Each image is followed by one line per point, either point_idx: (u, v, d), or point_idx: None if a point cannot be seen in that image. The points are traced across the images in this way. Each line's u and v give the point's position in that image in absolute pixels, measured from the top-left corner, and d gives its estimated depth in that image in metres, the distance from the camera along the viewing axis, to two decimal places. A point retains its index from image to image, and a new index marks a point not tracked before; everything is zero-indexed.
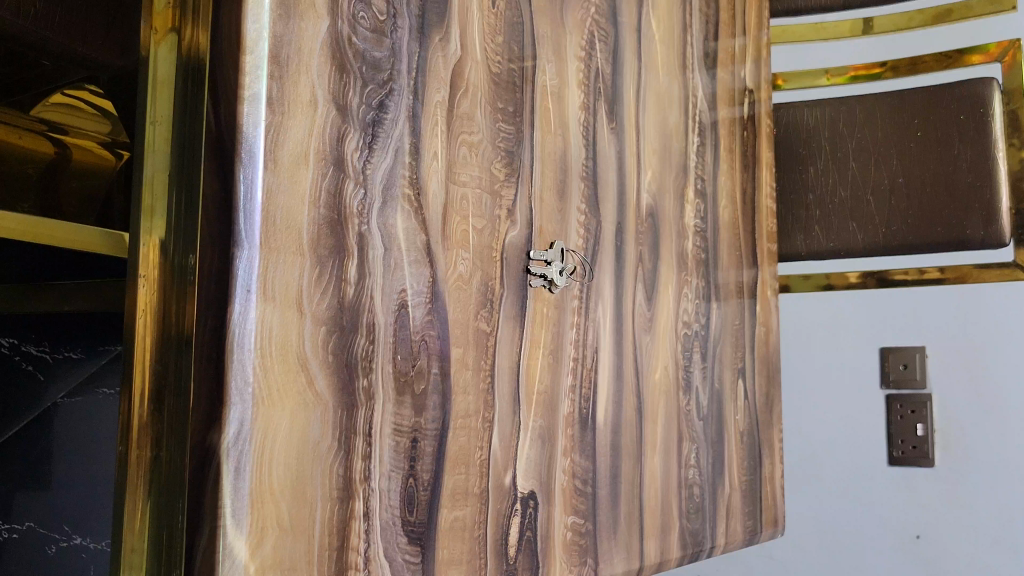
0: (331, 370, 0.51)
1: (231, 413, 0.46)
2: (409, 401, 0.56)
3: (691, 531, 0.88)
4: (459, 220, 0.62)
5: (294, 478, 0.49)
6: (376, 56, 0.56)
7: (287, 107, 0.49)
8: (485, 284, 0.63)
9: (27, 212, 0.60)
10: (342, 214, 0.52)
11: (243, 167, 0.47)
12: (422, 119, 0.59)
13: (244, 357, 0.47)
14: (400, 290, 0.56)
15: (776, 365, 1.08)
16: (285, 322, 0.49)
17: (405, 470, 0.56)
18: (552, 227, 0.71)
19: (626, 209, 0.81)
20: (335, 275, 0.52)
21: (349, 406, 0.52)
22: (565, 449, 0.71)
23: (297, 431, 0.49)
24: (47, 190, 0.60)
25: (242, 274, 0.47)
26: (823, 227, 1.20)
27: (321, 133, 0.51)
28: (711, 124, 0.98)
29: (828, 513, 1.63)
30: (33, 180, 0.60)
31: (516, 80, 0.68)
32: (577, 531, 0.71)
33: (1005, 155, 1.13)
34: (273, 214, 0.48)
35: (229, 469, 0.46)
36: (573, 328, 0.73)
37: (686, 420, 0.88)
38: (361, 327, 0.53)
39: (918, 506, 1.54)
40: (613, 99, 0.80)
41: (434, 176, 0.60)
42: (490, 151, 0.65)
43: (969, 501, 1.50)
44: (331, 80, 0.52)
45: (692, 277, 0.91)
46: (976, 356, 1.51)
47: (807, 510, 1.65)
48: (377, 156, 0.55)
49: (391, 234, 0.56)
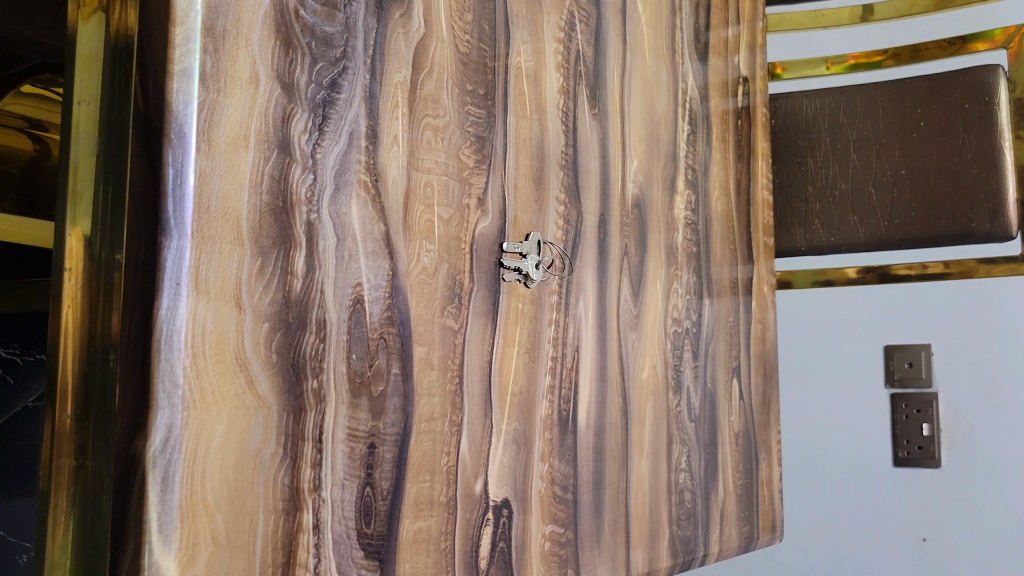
0: (273, 370, 0.47)
1: (157, 418, 0.42)
2: (365, 404, 0.52)
3: (682, 538, 0.83)
4: (422, 209, 0.57)
5: (232, 489, 0.44)
6: (328, 31, 0.51)
7: (223, 84, 0.45)
8: (452, 277, 0.59)
9: (10, 211, 0.70)
10: (287, 201, 0.48)
11: (172, 148, 0.43)
12: (380, 98, 0.54)
13: (173, 357, 0.42)
14: (356, 283, 0.52)
15: (773, 365, 1.04)
16: (221, 317, 0.45)
17: (361, 478, 0.51)
18: (528, 218, 0.67)
19: (609, 199, 0.77)
20: (279, 266, 0.48)
21: (296, 410, 0.48)
22: (543, 453, 0.66)
23: (235, 437, 0.45)
24: (28, 187, 0.71)
25: (171, 266, 0.43)
26: (823, 221, 1.19)
27: (263, 112, 0.47)
28: (704, 115, 0.94)
29: (829, 515, 1.54)
30: (15, 177, 0.71)
31: (487, 61, 0.64)
32: (557, 540, 0.67)
33: (1011, 144, 1.13)
34: (207, 199, 0.44)
35: (156, 480, 0.41)
36: (552, 325, 0.69)
37: (676, 422, 0.84)
38: (310, 324, 0.49)
39: (922, 505, 1.46)
40: (594, 84, 0.76)
41: (394, 162, 0.55)
42: (458, 135, 0.60)
43: (977, 505, 1.43)
44: (275, 57, 0.48)
45: (682, 272, 0.87)
46: (983, 354, 1.43)
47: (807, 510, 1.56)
48: (329, 139, 0.51)
49: (344, 224, 0.51)
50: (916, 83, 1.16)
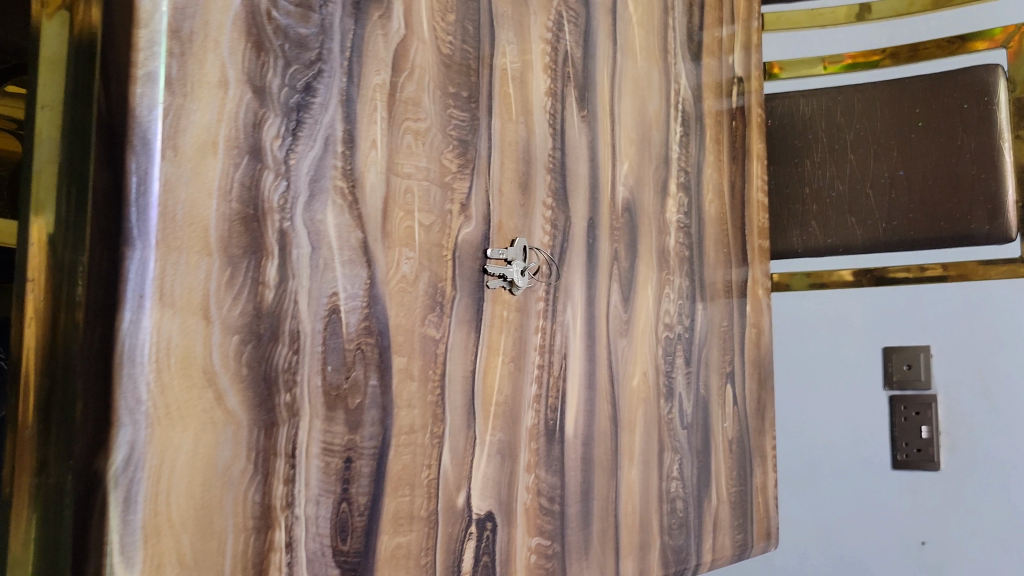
0: (244, 385, 0.45)
1: (119, 434, 0.40)
2: (341, 417, 0.50)
3: (674, 547, 0.82)
4: (402, 215, 0.56)
5: (200, 508, 0.43)
6: (302, 33, 0.50)
7: (190, 89, 0.44)
8: (433, 285, 0.57)
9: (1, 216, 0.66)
10: (258, 209, 0.47)
11: (135, 155, 0.42)
12: (358, 102, 0.53)
13: (136, 371, 0.41)
14: (331, 292, 0.50)
15: (769, 370, 1.03)
16: (187, 330, 0.43)
17: (337, 494, 0.50)
18: (513, 223, 0.65)
19: (599, 202, 0.75)
20: (250, 276, 0.46)
21: (268, 424, 0.46)
22: (528, 464, 0.65)
23: (203, 454, 0.43)
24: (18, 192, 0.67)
25: (134, 278, 0.41)
26: (819, 223, 1.21)
27: (232, 117, 0.46)
28: (697, 116, 0.92)
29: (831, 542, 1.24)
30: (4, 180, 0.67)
31: (472, 63, 0.62)
32: (543, 553, 0.65)
33: (1011, 145, 1.10)
34: (172, 207, 0.43)
35: (118, 499, 0.40)
36: (538, 333, 0.67)
37: (668, 429, 0.82)
38: (283, 335, 0.47)
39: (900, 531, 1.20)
40: (583, 86, 0.74)
41: (372, 167, 0.54)
42: (440, 139, 0.59)
43: (989, 531, 1.15)
44: (246, 60, 0.46)
45: (674, 276, 0.86)
46: (985, 344, 1.18)
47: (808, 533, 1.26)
48: (303, 144, 0.49)
49: (319, 231, 0.50)
50: (914, 83, 1.16)
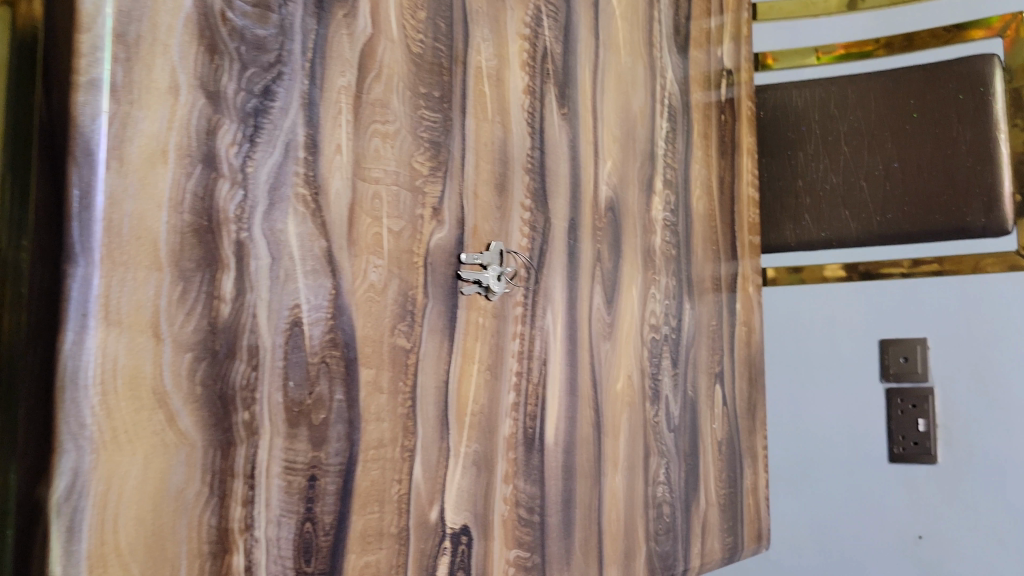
0: (197, 404, 0.43)
1: (61, 461, 0.38)
2: (305, 434, 0.49)
3: (660, 554, 0.80)
4: (370, 221, 0.54)
5: (151, 535, 0.41)
6: (260, 35, 0.48)
7: (136, 95, 0.42)
8: (403, 294, 0.55)
9: None
10: (212, 220, 0.45)
11: (77, 168, 0.40)
12: (321, 105, 0.51)
13: (80, 395, 0.39)
14: (293, 304, 0.49)
15: (760, 369, 1.01)
16: (135, 349, 0.41)
17: (300, 514, 0.48)
18: (489, 227, 0.63)
19: (580, 203, 0.73)
20: (204, 290, 0.44)
21: (224, 445, 0.45)
22: (506, 475, 0.63)
23: (153, 478, 0.41)
24: None
25: (77, 297, 0.39)
26: (813, 216, 1.18)
27: (184, 125, 0.44)
28: (684, 109, 0.90)
29: (826, 541, 1.21)
30: None
31: (444, 62, 0.60)
32: (522, 565, 0.64)
33: (1006, 136, 1.09)
34: (118, 220, 0.41)
35: (61, 529, 0.38)
36: (516, 339, 0.65)
37: (654, 433, 0.81)
38: (240, 350, 0.46)
39: (897, 531, 1.16)
40: (563, 83, 0.72)
41: (337, 172, 0.52)
42: (410, 141, 0.57)
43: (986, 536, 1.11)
44: (199, 64, 0.44)
45: (660, 276, 0.84)
46: (980, 339, 1.14)
47: (800, 532, 1.23)
48: (262, 151, 0.47)
49: (279, 241, 0.48)
50: (909, 73, 1.13)
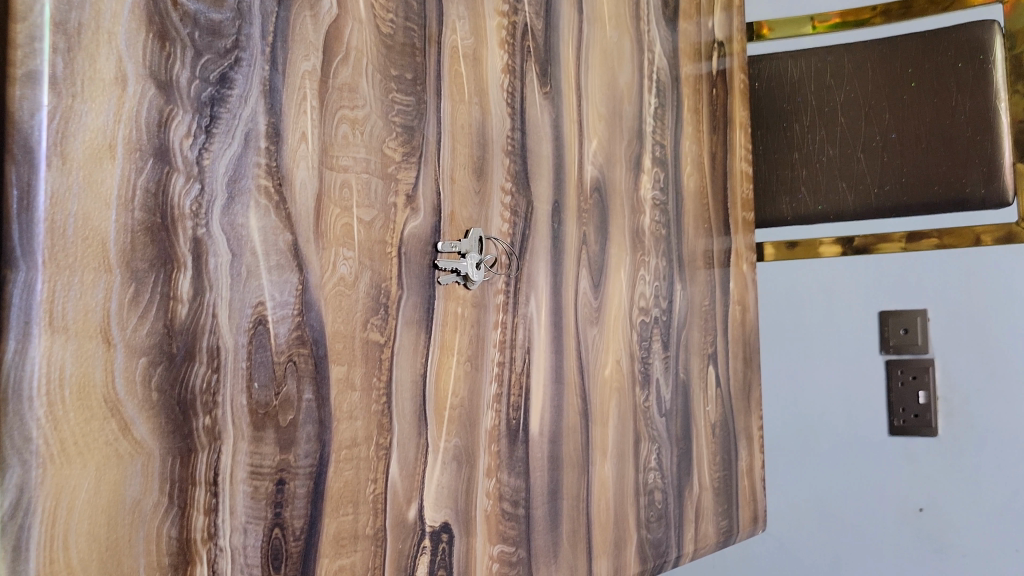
0: (154, 411, 0.41)
1: (6, 477, 0.36)
2: (271, 437, 0.47)
3: (652, 541, 0.78)
4: (339, 212, 0.51)
5: (105, 550, 0.39)
6: (215, 19, 0.45)
7: (79, 88, 0.39)
8: (376, 286, 0.53)
9: None
10: (167, 217, 0.42)
11: (16, 165, 0.37)
12: (283, 92, 0.48)
13: (23, 407, 0.37)
14: (257, 302, 0.47)
15: (755, 347, 0.99)
16: (84, 356, 0.39)
17: (267, 520, 0.46)
18: (467, 213, 0.61)
19: (564, 184, 0.71)
20: (159, 291, 0.42)
21: (184, 452, 0.43)
22: (489, 469, 0.61)
23: (107, 491, 0.39)
24: None
25: (19, 303, 0.37)
26: (810, 189, 1.15)
27: (132, 117, 0.41)
28: (673, 84, 0.87)
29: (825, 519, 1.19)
30: None
31: (417, 42, 0.58)
32: (507, 560, 0.62)
33: (1006, 104, 1.06)
34: (61, 221, 0.38)
35: (6, 549, 0.36)
36: (497, 328, 0.63)
37: (644, 418, 0.79)
38: (200, 352, 0.44)
39: (898, 501, 1.14)
40: (545, 60, 0.70)
41: (302, 162, 0.49)
42: (381, 127, 0.54)
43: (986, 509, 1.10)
44: (148, 52, 0.42)
45: (650, 257, 0.81)
46: (979, 310, 1.12)
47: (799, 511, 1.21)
48: (219, 142, 0.45)
49: (240, 236, 0.46)
50: (906, 41, 1.10)
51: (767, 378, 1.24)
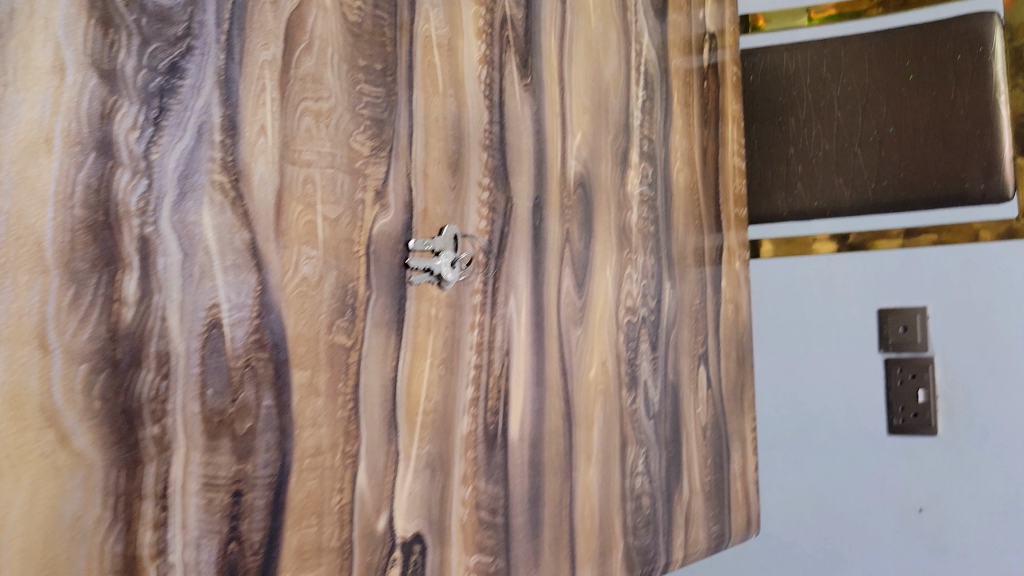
0: (96, 421, 0.39)
1: None
2: (227, 446, 0.44)
3: (640, 548, 0.76)
4: (301, 209, 0.49)
5: (41, 570, 0.37)
6: (164, 5, 0.43)
7: (12, 77, 0.37)
8: (342, 286, 0.51)
9: None
10: (110, 215, 0.40)
11: None
12: (240, 82, 0.46)
13: None
14: (211, 304, 0.44)
15: (748, 347, 0.97)
16: (16, 363, 0.36)
17: (222, 533, 0.44)
18: (441, 210, 0.59)
19: (546, 179, 0.69)
20: (102, 293, 0.39)
21: (130, 463, 0.40)
22: (465, 476, 0.59)
23: (43, 506, 0.37)
24: None
25: None
26: (806, 184, 1.13)
27: (72, 108, 0.39)
28: (662, 76, 0.85)
29: None
30: None
31: (387, 31, 0.55)
32: (484, 571, 0.60)
33: (1006, 97, 1.03)
34: None
35: None
36: (474, 329, 0.61)
37: (631, 421, 0.76)
38: (147, 358, 0.41)
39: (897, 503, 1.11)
40: (526, 51, 0.67)
41: (261, 157, 0.47)
42: (348, 120, 0.52)
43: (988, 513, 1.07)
44: (89, 40, 0.39)
45: (637, 255, 0.79)
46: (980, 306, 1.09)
47: None
48: (169, 135, 0.43)
49: (192, 235, 0.43)
50: (904, 33, 1.08)
51: (763, 378, 1.22)
